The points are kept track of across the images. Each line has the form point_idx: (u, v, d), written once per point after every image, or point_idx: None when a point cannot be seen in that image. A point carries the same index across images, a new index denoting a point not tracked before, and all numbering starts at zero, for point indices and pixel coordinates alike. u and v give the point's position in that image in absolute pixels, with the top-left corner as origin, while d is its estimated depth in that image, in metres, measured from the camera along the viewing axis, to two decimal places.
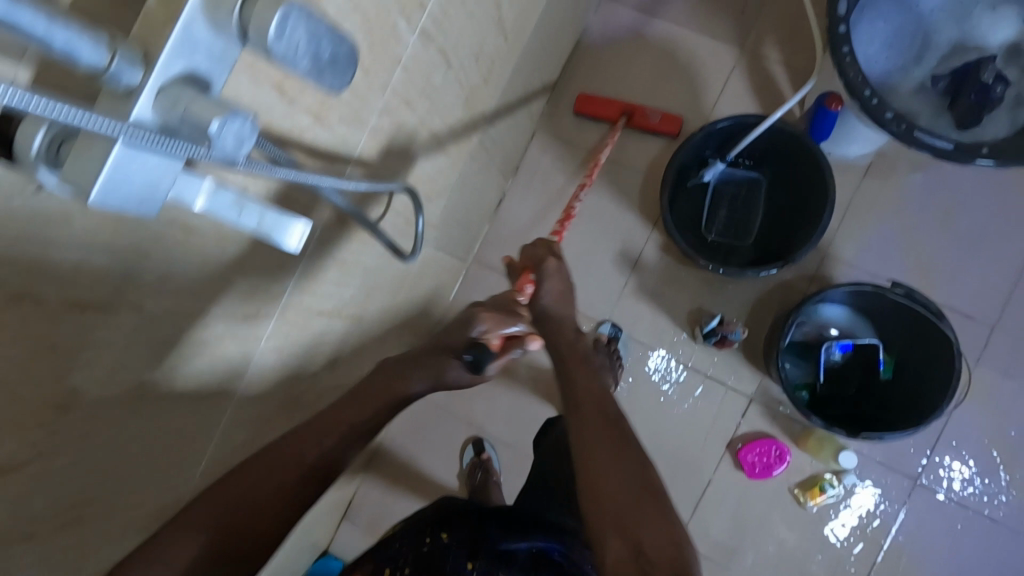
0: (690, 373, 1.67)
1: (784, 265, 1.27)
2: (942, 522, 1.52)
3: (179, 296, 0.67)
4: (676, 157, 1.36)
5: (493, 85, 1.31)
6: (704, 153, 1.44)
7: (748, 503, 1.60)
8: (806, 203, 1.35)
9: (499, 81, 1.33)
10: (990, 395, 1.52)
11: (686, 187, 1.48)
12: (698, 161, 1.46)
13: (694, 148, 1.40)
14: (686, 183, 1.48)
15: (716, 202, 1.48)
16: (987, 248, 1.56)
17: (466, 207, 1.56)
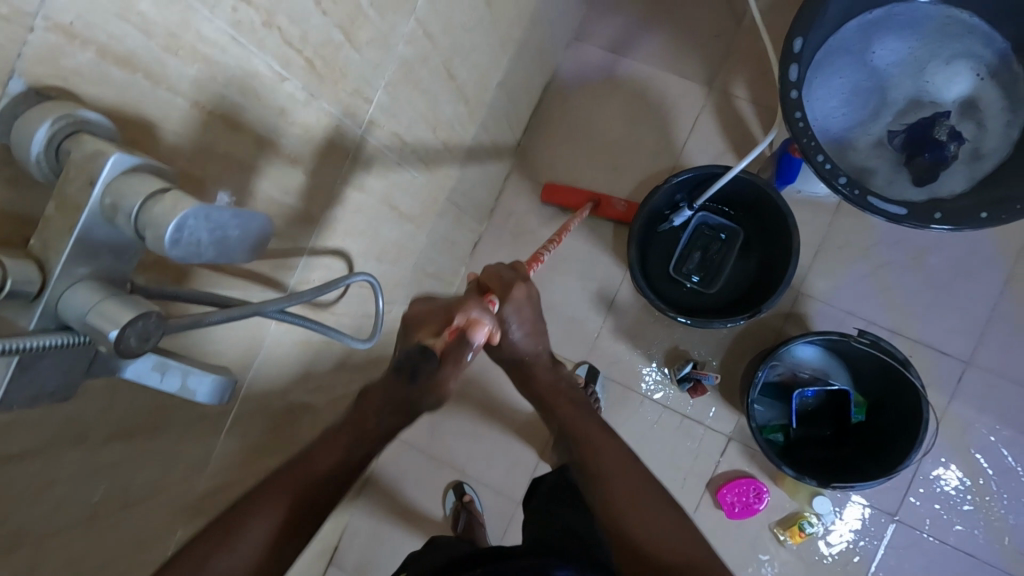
0: (668, 413, 1.68)
1: (748, 316, 1.29)
2: (920, 557, 1.53)
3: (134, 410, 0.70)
4: (643, 208, 1.37)
5: (459, 145, 1.32)
6: (672, 201, 1.45)
7: (729, 543, 1.61)
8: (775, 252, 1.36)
9: (464, 141, 1.34)
10: (964, 430, 1.53)
11: (657, 233, 1.49)
12: (666, 208, 1.47)
13: (663, 196, 1.41)
14: (656, 230, 1.49)
15: (687, 248, 1.49)
16: (960, 283, 1.56)
17: (440, 259, 1.56)
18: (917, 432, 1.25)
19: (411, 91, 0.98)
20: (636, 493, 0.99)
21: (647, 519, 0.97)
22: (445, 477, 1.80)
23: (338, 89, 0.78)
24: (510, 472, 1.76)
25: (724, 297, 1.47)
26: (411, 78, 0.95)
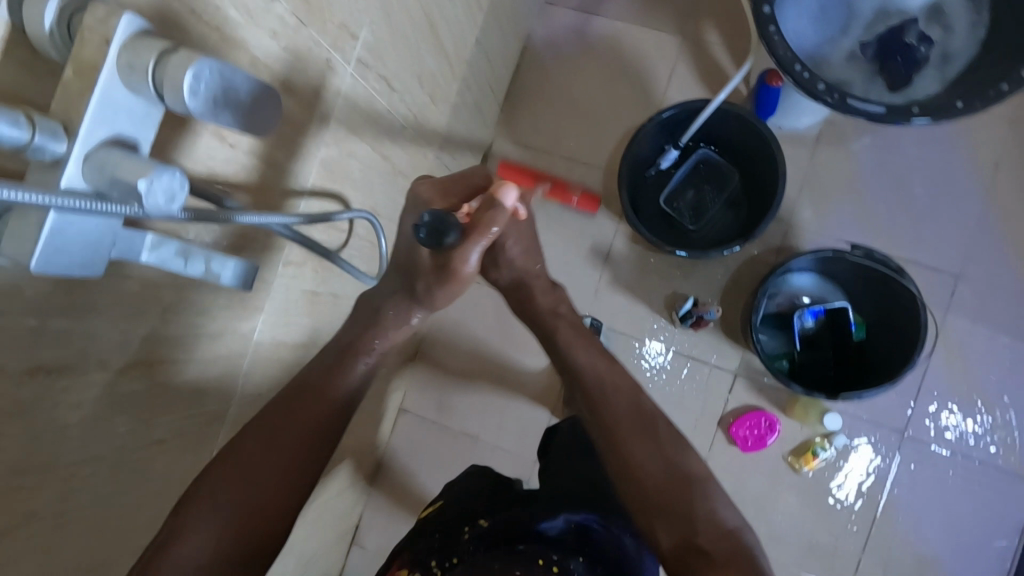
0: (674, 357, 1.70)
1: (743, 242, 1.32)
2: (930, 471, 1.56)
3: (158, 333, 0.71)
4: (630, 150, 1.40)
5: (444, 101, 1.34)
6: (657, 143, 1.48)
7: (746, 477, 1.63)
8: (762, 181, 1.40)
9: (448, 98, 1.36)
10: (961, 343, 1.57)
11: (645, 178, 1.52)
12: (652, 151, 1.50)
13: (648, 138, 1.44)
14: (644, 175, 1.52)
15: (676, 189, 1.51)
16: (944, 203, 1.59)
17: None
18: (918, 336, 1.28)
19: (396, 34, 1.00)
20: (659, 462, 1.11)
21: (685, 492, 1.08)
22: (459, 445, 1.80)
23: (324, 20, 0.79)
24: (524, 433, 1.77)
25: (718, 233, 1.50)
26: (395, 20, 0.97)
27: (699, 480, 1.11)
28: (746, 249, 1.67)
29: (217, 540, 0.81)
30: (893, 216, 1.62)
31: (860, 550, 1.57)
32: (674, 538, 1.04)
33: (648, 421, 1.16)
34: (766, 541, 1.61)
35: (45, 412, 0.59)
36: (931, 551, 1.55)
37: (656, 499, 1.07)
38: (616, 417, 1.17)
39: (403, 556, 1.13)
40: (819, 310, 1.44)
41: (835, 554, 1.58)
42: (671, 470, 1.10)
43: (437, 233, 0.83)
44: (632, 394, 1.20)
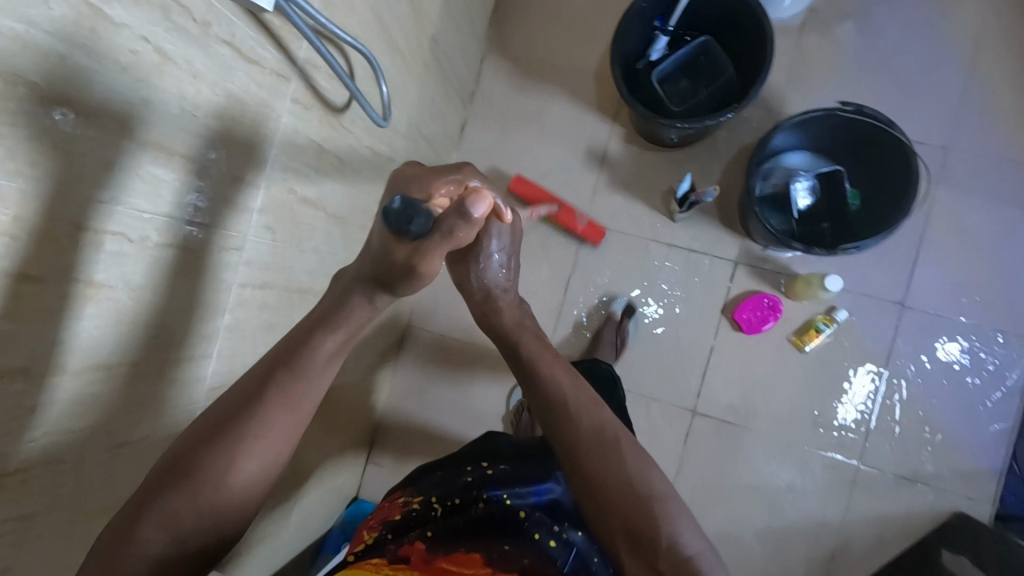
0: (674, 252, 1.72)
1: (736, 108, 1.35)
2: (933, 340, 1.59)
3: (174, 116, 0.71)
4: (621, 32, 1.42)
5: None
6: (645, 31, 1.51)
7: (752, 361, 1.66)
8: (751, 52, 1.44)
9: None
10: (953, 213, 1.60)
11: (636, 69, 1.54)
12: (641, 39, 1.52)
13: (637, 22, 1.46)
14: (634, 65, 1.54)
15: (667, 77, 1.54)
16: (929, 79, 1.63)
17: (433, 129, 1.60)
18: (912, 183, 1.32)
19: None
20: (619, 482, 0.88)
21: (653, 515, 0.85)
22: (468, 358, 1.83)
23: None
24: None
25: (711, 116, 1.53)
26: None
27: (656, 499, 0.87)
28: (738, 140, 1.70)
29: (153, 564, 0.65)
30: (881, 95, 1.65)
31: (868, 422, 1.60)
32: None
33: (602, 436, 0.93)
34: (774, 422, 1.64)
35: (68, 155, 0.59)
36: (938, 417, 1.58)
37: (619, 527, 0.87)
38: (569, 436, 0.93)
39: (412, 480, 1.19)
40: (813, 181, 1.46)
41: (844, 428, 1.61)
42: (626, 489, 0.87)
43: (405, 219, 0.74)
44: (596, 412, 0.96)
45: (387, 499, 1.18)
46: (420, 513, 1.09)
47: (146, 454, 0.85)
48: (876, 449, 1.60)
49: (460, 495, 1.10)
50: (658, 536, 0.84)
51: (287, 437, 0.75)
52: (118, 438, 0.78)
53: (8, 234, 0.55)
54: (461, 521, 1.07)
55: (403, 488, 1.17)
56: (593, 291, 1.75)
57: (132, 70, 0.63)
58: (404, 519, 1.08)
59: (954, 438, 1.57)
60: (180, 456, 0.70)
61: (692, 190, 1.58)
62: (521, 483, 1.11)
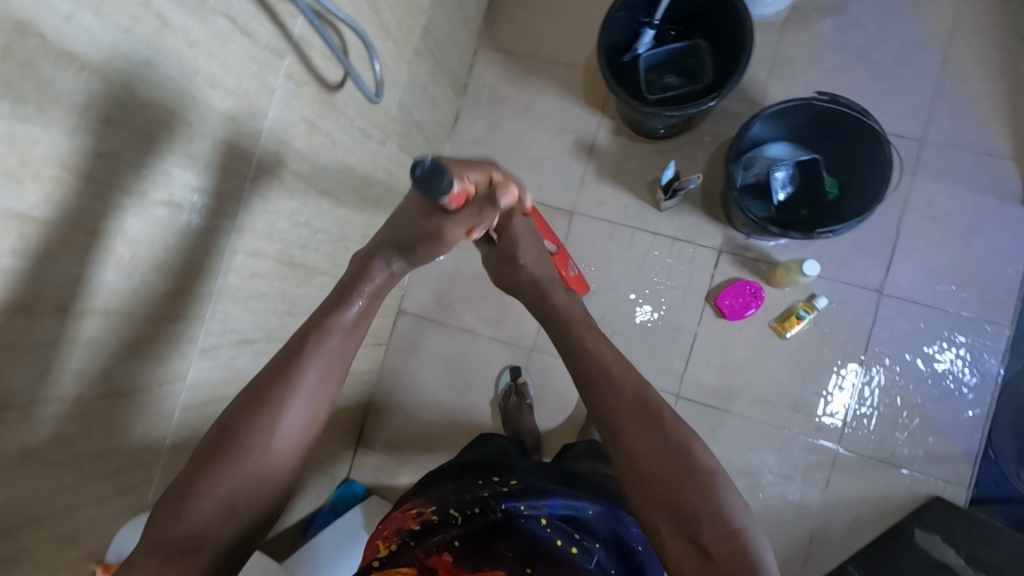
0: (659, 240, 1.76)
1: (717, 96, 1.40)
2: (910, 326, 1.63)
3: (174, 80, 0.76)
4: (607, 25, 1.47)
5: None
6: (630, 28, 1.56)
7: (734, 346, 1.70)
8: (731, 45, 1.49)
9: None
10: (930, 203, 1.65)
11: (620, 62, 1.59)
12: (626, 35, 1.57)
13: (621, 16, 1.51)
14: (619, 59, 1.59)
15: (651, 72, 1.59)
16: (907, 74, 1.69)
17: (425, 116, 1.65)
18: (885, 170, 1.36)
19: None
20: (662, 457, 0.90)
21: (690, 488, 0.87)
22: (458, 342, 1.86)
23: None
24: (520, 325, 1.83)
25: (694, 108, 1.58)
26: None
27: (702, 471, 0.89)
28: (723, 131, 1.75)
29: (211, 496, 0.78)
30: (860, 88, 1.70)
31: (847, 407, 1.64)
32: (685, 549, 0.86)
33: (647, 411, 0.95)
34: (756, 406, 1.68)
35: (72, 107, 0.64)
36: (915, 401, 1.62)
37: (655, 500, 0.88)
38: (614, 407, 0.96)
39: (428, 491, 1.12)
40: (792, 169, 1.50)
41: (824, 411, 1.65)
42: (668, 463, 0.89)
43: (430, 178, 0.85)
44: (634, 388, 0.98)
45: (397, 512, 1.12)
46: (436, 520, 1.02)
47: (138, 406, 0.89)
48: (855, 432, 1.63)
49: (481, 503, 1.03)
50: (702, 503, 0.86)
51: (318, 403, 0.87)
52: (111, 386, 0.82)
53: (12, 174, 0.59)
54: (481, 527, 1.00)
55: (415, 498, 1.11)
56: (580, 277, 1.79)
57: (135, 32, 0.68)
58: (424, 527, 1.02)
59: (930, 421, 1.61)
60: (228, 423, 0.82)
61: (676, 178, 1.62)
62: (538, 494, 1.04)
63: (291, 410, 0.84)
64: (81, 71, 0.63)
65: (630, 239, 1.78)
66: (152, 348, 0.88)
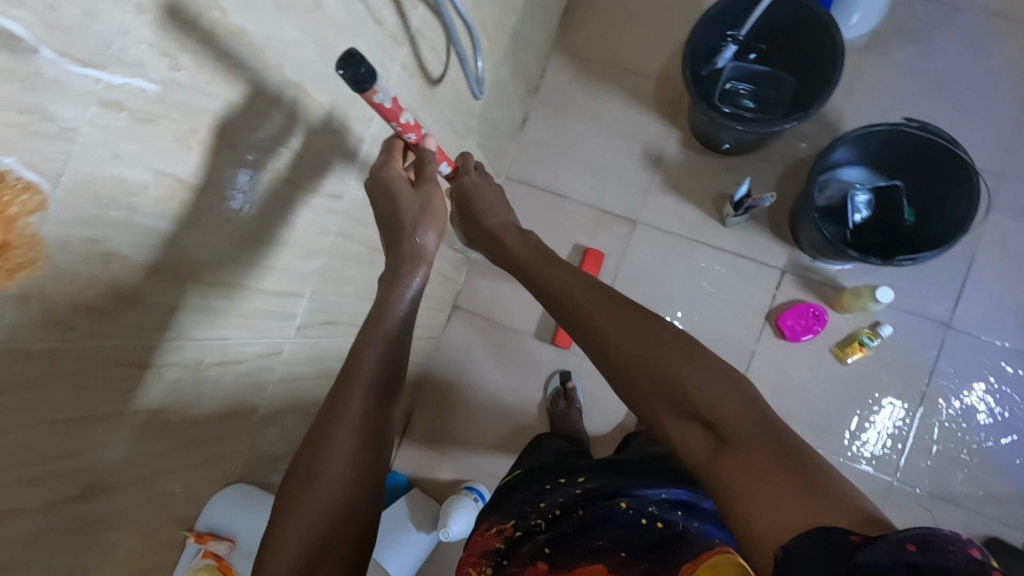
0: (722, 256, 1.75)
1: (803, 116, 1.39)
2: (975, 362, 1.61)
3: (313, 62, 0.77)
4: (695, 37, 1.48)
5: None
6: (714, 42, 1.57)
7: (792, 368, 1.68)
8: (817, 67, 1.48)
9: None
10: (1004, 239, 1.62)
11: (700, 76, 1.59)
12: (709, 49, 1.58)
13: (708, 29, 1.51)
14: (700, 72, 1.59)
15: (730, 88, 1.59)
16: (988, 106, 1.66)
17: (500, 116, 1.66)
18: (972, 203, 1.34)
19: None
20: (636, 348, 0.84)
21: (678, 364, 0.81)
22: (509, 342, 1.87)
23: None
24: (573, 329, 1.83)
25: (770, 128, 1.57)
26: None
27: (681, 345, 0.83)
28: (795, 151, 1.74)
29: (327, 492, 0.80)
30: (940, 118, 1.68)
31: (905, 439, 1.61)
32: (693, 431, 0.78)
33: (608, 306, 0.90)
34: (810, 430, 1.65)
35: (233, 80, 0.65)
36: (976, 439, 1.59)
37: (647, 390, 0.82)
38: (574, 305, 0.93)
39: (500, 510, 1.18)
40: (870, 194, 1.48)
41: (880, 441, 1.62)
42: (646, 351, 0.83)
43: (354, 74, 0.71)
44: (588, 288, 0.94)
45: (477, 536, 1.17)
46: (520, 535, 1.04)
47: (238, 379, 0.90)
48: (911, 465, 1.60)
49: (559, 506, 1.05)
50: (691, 376, 0.79)
51: (391, 361, 0.89)
52: (221, 356, 0.83)
53: (180, 142, 0.61)
54: (561, 527, 0.99)
55: (492, 519, 1.16)
56: (638, 287, 1.78)
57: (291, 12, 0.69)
58: (508, 545, 1.04)
59: (991, 461, 1.58)
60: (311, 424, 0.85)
61: (748, 195, 1.61)
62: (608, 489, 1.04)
63: (363, 380, 0.86)
64: (244, 46, 0.64)
65: (693, 252, 1.77)
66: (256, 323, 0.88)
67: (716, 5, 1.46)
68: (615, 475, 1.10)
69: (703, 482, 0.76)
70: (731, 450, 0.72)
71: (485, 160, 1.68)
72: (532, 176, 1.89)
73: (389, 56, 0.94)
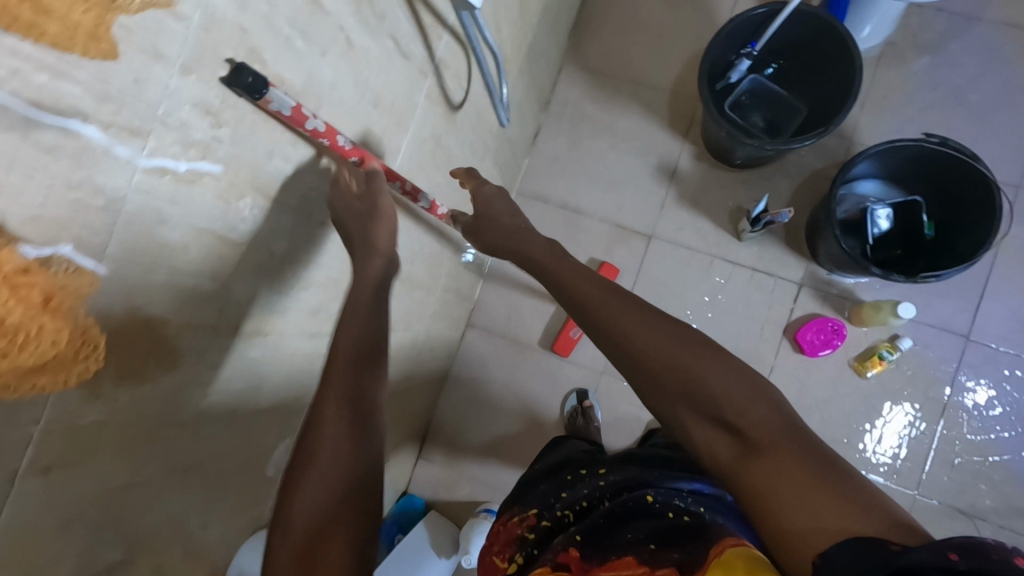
0: (739, 270, 1.74)
1: (823, 132, 1.37)
2: (994, 372, 1.60)
3: (347, 102, 0.75)
4: (710, 54, 1.47)
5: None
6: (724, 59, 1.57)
7: (812, 383, 1.67)
8: (835, 81, 1.46)
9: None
10: (1022, 250, 1.62)
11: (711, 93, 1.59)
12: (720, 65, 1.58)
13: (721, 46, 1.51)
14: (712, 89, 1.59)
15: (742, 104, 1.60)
16: (1004, 117, 1.66)
17: (514, 132, 1.64)
18: (993, 217, 1.34)
19: None
20: (658, 342, 0.75)
21: (699, 361, 0.73)
22: (525, 359, 1.85)
23: None
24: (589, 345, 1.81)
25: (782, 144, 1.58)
26: None
27: (700, 343, 0.75)
28: (811, 164, 1.73)
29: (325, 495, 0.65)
30: (956, 129, 1.68)
31: (927, 453, 1.60)
32: (715, 431, 0.70)
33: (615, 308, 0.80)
34: (831, 445, 1.64)
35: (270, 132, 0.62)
36: (999, 452, 1.58)
37: (665, 389, 0.74)
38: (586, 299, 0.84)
39: (523, 499, 1.14)
40: (891, 208, 1.47)
41: (902, 455, 1.62)
42: (666, 344, 0.75)
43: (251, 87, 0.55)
44: (601, 284, 0.84)
45: (500, 526, 1.13)
46: (550, 526, 1.00)
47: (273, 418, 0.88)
48: (934, 479, 1.60)
49: (585, 498, 1.01)
50: (714, 377, 0.71)
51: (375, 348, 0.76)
52: (255, 402, 0.81)
53: (220, 200, 0.58)
54: (590, 519, 0.94)
55: (513, 508, 1.13)
56: (654, 303, 1.77)
57: (327, 56, 0.67)
58: (540, 535, 1.00)
59: (1014, 473, 1.57)
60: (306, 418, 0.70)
61: (766, 210, 1.60)
62: (633, 481, 1.01)
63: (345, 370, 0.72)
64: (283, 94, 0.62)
65: (709, 267, 1.76)
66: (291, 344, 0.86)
67: (732, 21, 1.45)
68: (638, 465, 1.07)
69: (727, 487, 0.68)
70: (760, 458, 0.64)
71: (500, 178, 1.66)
72: (545, 191, 1.87)
73: (416, 88, 0.91)
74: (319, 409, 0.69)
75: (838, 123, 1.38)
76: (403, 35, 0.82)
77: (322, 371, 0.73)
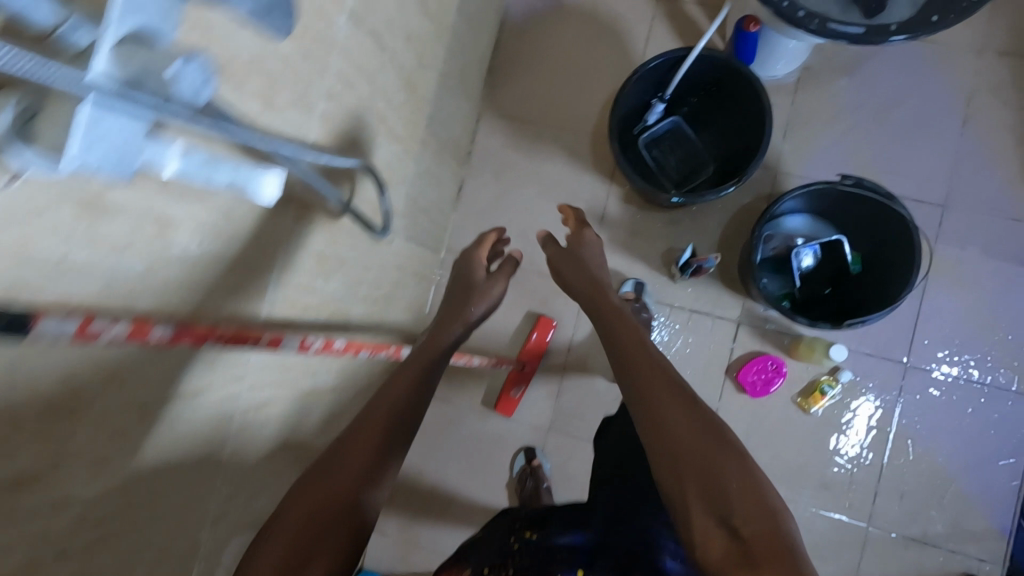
0: (676, 312, 1.71)
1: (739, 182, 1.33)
2: (937, 396, 1.59)
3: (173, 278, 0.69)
4: (619, 107, 1.44)
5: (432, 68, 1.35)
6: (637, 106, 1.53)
7: (757, 422, 1.65)
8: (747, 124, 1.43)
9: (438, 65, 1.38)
10: (954, 270, 1.61)
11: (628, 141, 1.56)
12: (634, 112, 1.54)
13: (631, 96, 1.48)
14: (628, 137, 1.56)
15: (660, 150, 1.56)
16: (925, 136, 1.64)
17: (431, 198, 1.59)
18: (913, 257, 1.32)
19: None
20: (687, 434, 0.85)
21: (719, 459, 0.82)
22: (471, 421, 1.80)
23: None
24: (534, 402, 1.77)
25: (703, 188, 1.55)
26: None
27: (722, 442, 0.85)
28: (738, 199, 1.70)
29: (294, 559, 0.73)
30: (878, 152, 1.66)
31: (876, 483, 1.59)
32: (717, 530, 0.76)
33: (670, 390, 0.92)
34: (781, 484, 1.62)
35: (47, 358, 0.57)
36: (946, 475, 1.58)
37: (673, 470, 0.83)
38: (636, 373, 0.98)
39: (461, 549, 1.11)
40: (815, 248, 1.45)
41: (852, 487, 1.60)
42: (696, 437, 0.85)
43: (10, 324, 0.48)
44: (662, 367, 0.97)
45: None
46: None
47: (183, 508, 0.89)
48: (885, 509, 1.59)
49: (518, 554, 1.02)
50: (735, 479, 0.80)
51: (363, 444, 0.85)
52: None
53: None
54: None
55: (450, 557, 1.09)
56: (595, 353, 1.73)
57: (126, 253, 0.61)
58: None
59: (963, 496, 1.56)
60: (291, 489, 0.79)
61: (693, 256, 1.58)
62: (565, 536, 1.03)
63: (360, 454, 0.83)
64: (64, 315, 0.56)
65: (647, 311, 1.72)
66: (191, 432, 0.85)
67: (637, 71, 1.40)
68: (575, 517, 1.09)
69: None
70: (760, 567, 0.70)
71: (422, 245, 1.61)
72: None
73: (277, 222, 0.86)
74: (332, 484, 0.79)
75: (750, 173, 1.34)
76: (242, 185, 0.76)
77: (333, 459, 0.82)
